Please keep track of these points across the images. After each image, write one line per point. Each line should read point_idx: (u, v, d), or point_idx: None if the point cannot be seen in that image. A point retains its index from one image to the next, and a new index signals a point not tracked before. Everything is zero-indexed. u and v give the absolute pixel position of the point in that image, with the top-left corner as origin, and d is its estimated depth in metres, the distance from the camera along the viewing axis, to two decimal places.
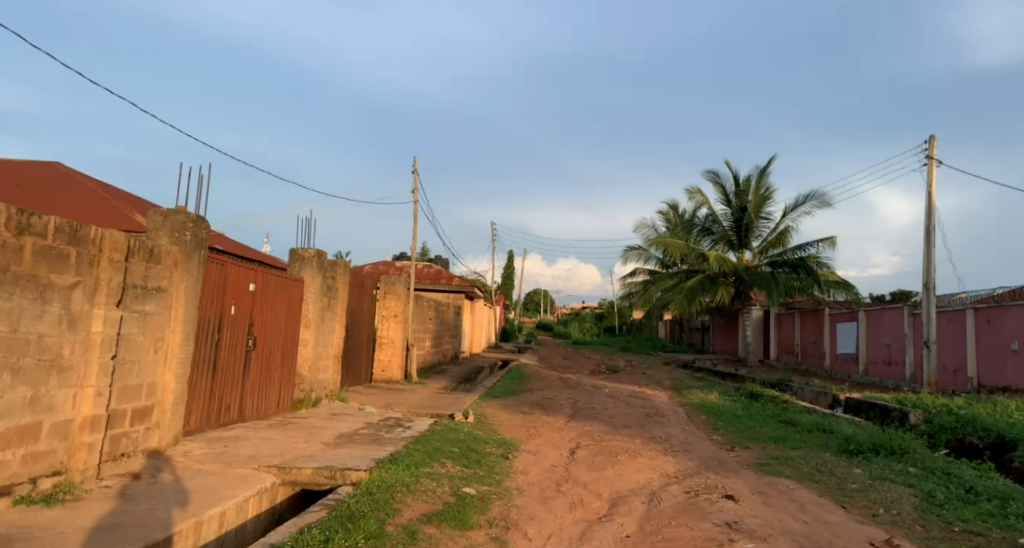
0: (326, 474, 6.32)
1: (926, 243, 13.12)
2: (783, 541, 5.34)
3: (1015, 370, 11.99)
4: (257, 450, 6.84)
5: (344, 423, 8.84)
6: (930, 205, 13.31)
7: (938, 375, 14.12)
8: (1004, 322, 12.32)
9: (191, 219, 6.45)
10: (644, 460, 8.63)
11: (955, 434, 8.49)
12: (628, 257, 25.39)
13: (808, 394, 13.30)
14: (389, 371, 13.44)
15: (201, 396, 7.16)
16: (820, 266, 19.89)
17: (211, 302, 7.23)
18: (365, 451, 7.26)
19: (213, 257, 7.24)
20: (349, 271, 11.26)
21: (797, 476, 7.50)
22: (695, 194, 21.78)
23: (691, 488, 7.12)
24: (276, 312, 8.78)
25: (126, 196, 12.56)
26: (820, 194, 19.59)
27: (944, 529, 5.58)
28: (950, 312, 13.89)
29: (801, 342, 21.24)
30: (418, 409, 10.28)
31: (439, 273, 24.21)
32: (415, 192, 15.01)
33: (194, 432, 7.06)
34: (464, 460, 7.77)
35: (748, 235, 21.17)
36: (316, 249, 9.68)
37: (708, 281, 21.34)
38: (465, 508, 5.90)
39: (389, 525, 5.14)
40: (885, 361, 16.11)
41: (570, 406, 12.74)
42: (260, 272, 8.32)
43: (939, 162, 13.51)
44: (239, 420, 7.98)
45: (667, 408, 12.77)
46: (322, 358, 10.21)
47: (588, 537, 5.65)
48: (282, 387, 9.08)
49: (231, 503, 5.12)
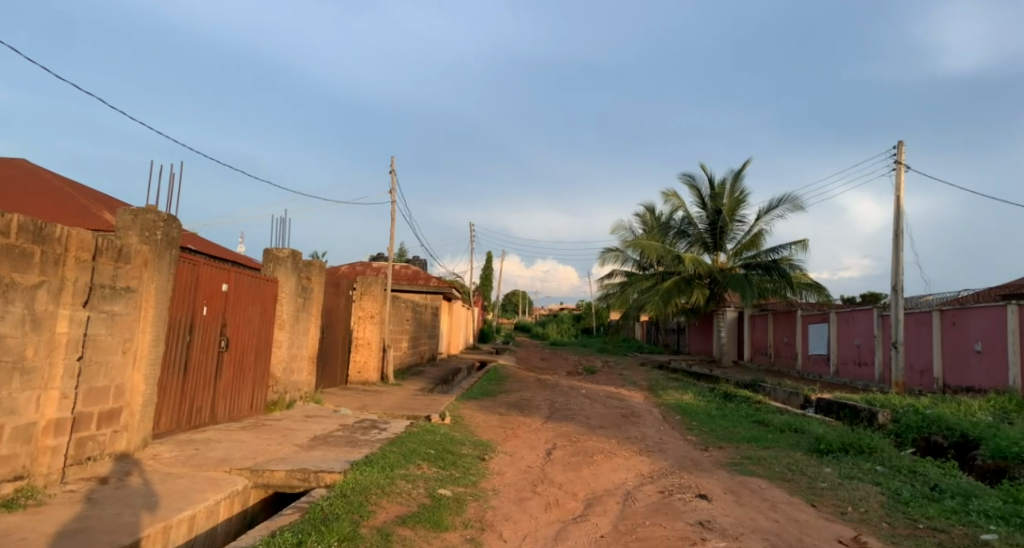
0: (300, 477, 6.24)
1: (895, 246, 13.41)
2: (755, 540, 5.40)
3: (979, 370, 12.32)
4: (229, 452, 6.74)
5: (318, 425, 8.76)
6: (898, 209, 13.60)
7: (906, 376, 14.43)
8: (968, 323, 12.65)
9: (162, 217, 6.35)
10: (619, 460, 8.70)
11: (921, 434, 8.69)
12: (605, 258, 25.52)
13: (780, 394, 13.51)
14: (365, 373, 13.33)
15: (171, 398, 7.03)
16: (792, 268, 20.22)
17: (182, 303, 7.11)
18: (340, 453, 7.20)
19: (185, 257, 7.13)
20: (325, 271, 11.16)
21: (769, 476, 7.61)
22: (671, 197, 21.99)
23: (665, 488, 7.18)
24: (249, 313, 8.66)
25: (96, 195, 12.31)
26: (792, 198, 19.91)
27: (909, 526, 5.70)
28: (917, 313, 14.22)
29: (774, 343, 21.57)
30: (394, 411, 10.24)
31: (417, 273, 24.21)
32: (392, 192, 14.90)
33: (165, 435, 6.94)
34: (439, 462, 7.75)
35: (722, 237, 21.44)
36: (291, 249, 9.61)
37: (683, 283, 21.54)
38: (440, 510, 5.88)
39: (363, 527, 5.11)
40: (855, 362, 16.44)
41: (547, 406, 12.80)
42: (233, 272, 8.21)
43: (907, 167, 13.81)
44: (211, 422, 7.86)
45: (643, 408, 12.91)
46: (297, 359, 10.11)
47: (562, 537, 5.67)
48: (256, 389, 8.96)
49: (201, 507, 5.04)
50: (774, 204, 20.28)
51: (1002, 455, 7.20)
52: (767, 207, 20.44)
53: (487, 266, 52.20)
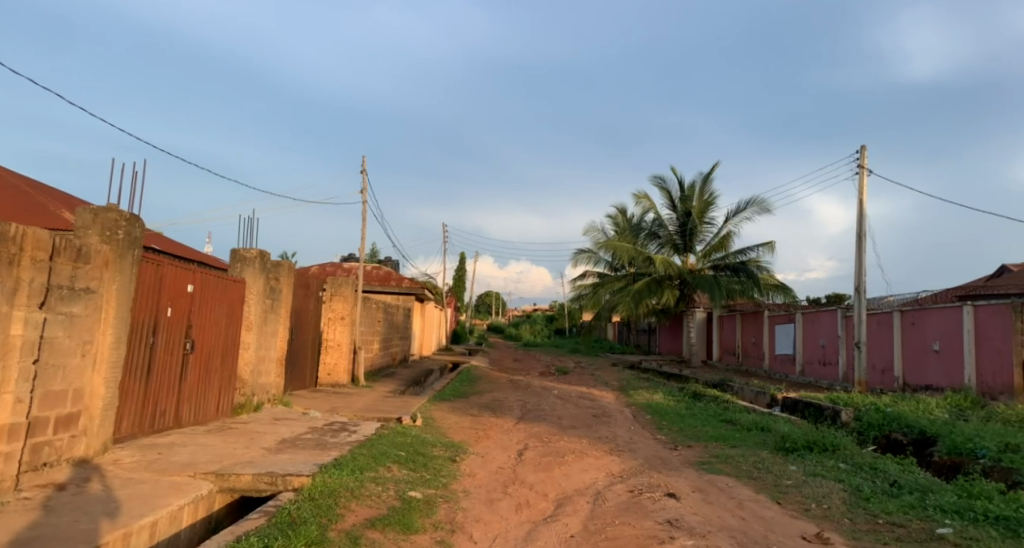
0: (267, 481, 6.14)
1: (858, 248, 13.74)
2: (722, 538, 5.47)
3: (937, 369, 12.68)
4: (194, 457, 6.62)
5: (287, 428, 8.64)
6: (861, 212, 13.94)
7: (869, 375, 14.77)
8: (927, 323, 13.02)
9: (124, 217, 6.21)
10: (590, 460, 8.75)
11: (882, 431, 8.91)
12: (578, 259, 25.62)
13: (748, 393, 13.74)
14: (335, 375, 13.17)
15: (133, 402, 6.87)
16: (759, 269, 20.60)
17: (145, 304, 6.96)
18: (308, 456, 7.10)
19: (148, 257, 6.98)
20: (294, 272, 11.01)
21: (736, 473, 7.74)
22: (643, 199, 22.21)
23: (635, 488, 7.24)
24: (216, 314, 8.51)
25: (54, 193, 11.95)
26: (759, 200, 20.29)
27: (869, 521, 5.85)
28: (879, 314, 14.60)
29: (741, 343, 21.94)
30: (365, 413, 10.13)
31: (389, 274, 23.99)
32: (363, 193, 14.76)
33: (127, 439, 6.78)
34: (410, 464, 7.69)
35: (692, 239, 21.74)
36: (259, 249, 9.49)
37: (655, 283, 21.74)
38: (410, 512, 5.85)
39: (331, 531, 5.04)
40: (820, 361, 16.79)
41: (519, 407, 12.79)
42: (199, 273, 8.06)
43: (869, 171, 14.14)
44: (176, 425, 7.71)
45: (614, 408, 13.00)
46: (264, 361, 9.96)
47: (532, 538, 5.69)
48: (222, 392, 8.80)
49: (164, 512, 4.94)
50: (741, 206, 20.63)
51: (957, 451, 7.43)
52: (735, 209, 20.79)
53: (460, 267, 52.07)
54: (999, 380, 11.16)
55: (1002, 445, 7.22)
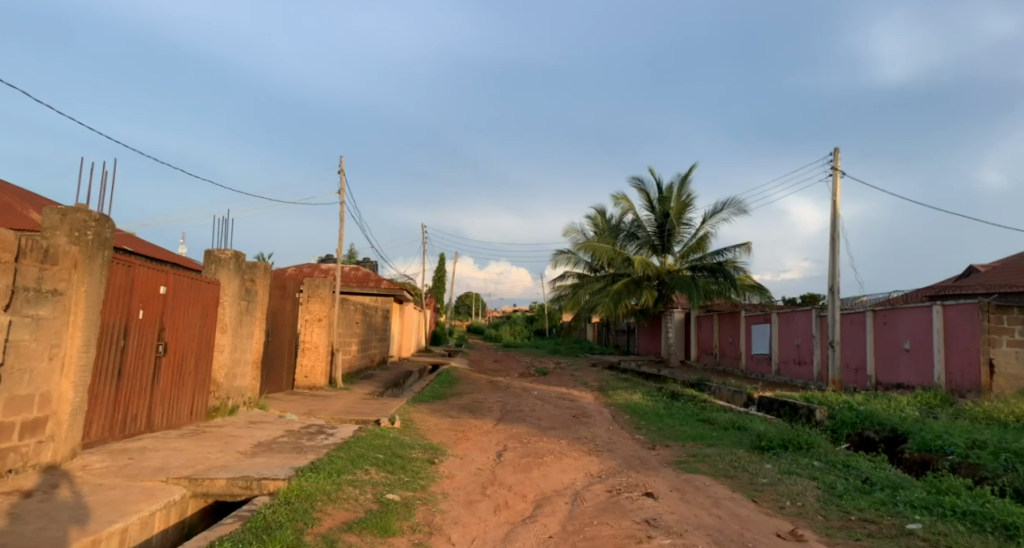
0: (242, 485, 6.07)
1: (831, 249, 13.95)
2: (698, 536, 5.53)
3: (907, 367, 12.95)
4: (167, 461, 6.50)
5: (263, 431, 8.53)
6: (835, 213, 14.16)
7: (842, 374, 15.01)
8: (898, 322, 13.28)
9: (93, 217, 6.08)
10: (569, 460, 8.79)
11: (854, 429, 9.07)
12: (558, 260, 25.66)
13: (725, 392, 13.88)
14: (312, 378, 13.05)
15: (103, 406, 6.73)
16: (736, 270, 20.86)
17: (116, 306, 6.82)
18: (285, 460, 7.02)
19: (119, 258, 6.85)
20: (270, 273, 10.87)
21: (712, 472, 7.82)
22: (621, 200, 22.32)
23: (613, 487, 7.29)
24: (189, 316, 8.37)
25: (20, 192, 11.68)
26: (736, 202, 20.53)
27: (842, 518, 5.94)
28: (852, 313, 14.85)
29: (719, 343, 22.18)
30: (343, 416, 10.04)
31: (367, 275, 23.80)
32: (340, 193, 14.65)
33: (97, 444, 6.63)
34: (388, 466, 7.65)
35: (670, 240, 21.91)
36: (234, 250, 9.38)
37: (633, 283, 21.89)
38: (387, 514, 5.81)
39: (307, 535, 4.99)
40: (795, 360, 17.04)
41: (498, 409, 12.78)
42: (172, 274, 7.93)
43: (843, 173, 14.37)
44: (148, 430, 7.56)
45: (593, 408, 13.02)
46: (240, 364, 9.83)
47: (510, 538, 5.70)
48: (196, 395, 8.66)
49: (134, 519, 4.83)
50: (718, 207, 20.87)
51: (927, 448, 7.58)
52: (712, 210, 21.02)
53: (440, 267, 51.93)
54: (967, 378, 11.41)
55: (969, 441, 7.38)
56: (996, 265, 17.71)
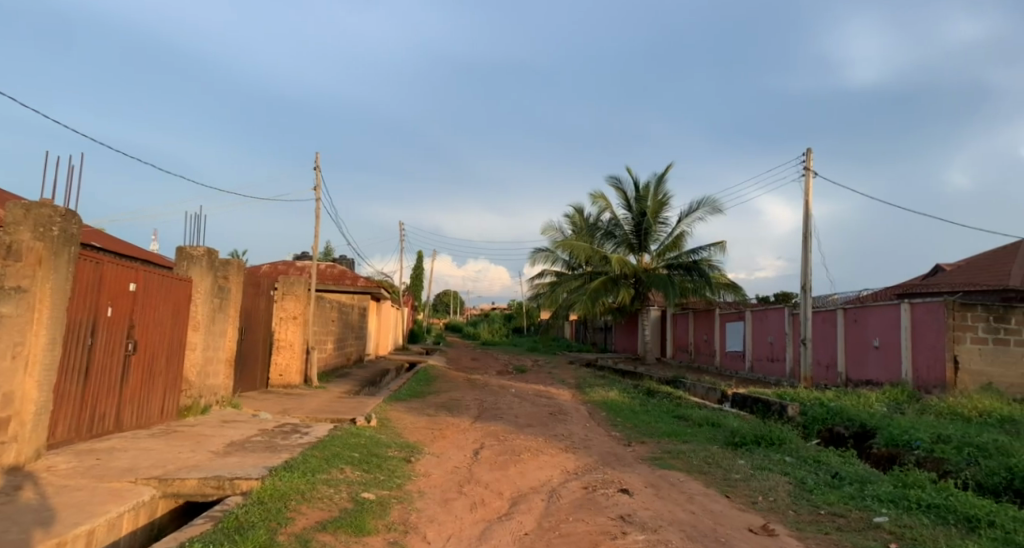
0: (213, 484, 5.98)
1: (804, 248, 14.18)
2: (672, 532, 5.57)
3: (876, 365, 13.25)
4: (136, 462, 6.37)
5: (236, 430, 8.40)
6: (807, 212, 14.39)
7: (814, 371, 15.32)
8: (868, 320, 13.55)
9: (59, 212, 5.94)
10: (546, 457, 8.82)
11: (825, 425, 9.24)
12: (536, 258, 25.66)
13: (699, 390, 14.04)
14: (287, 376, 12.88)
15: (70, 405, 6.58)
16: (711, 268, 21.11)
17: (83, 304, 6.67)
18: (259, 459, 6.93)
19: (86, 255, 6.71)
20: (243, 270, 10.70)
21: (687, 468, 7.90)
22: (599, 199, 22.41)
23: (589, 484, 7.34)
24: (159, 314, 8.21)
25: None
26: (711, 201, 20.74)
27: (812, 512, 6.04)
28: (823, 311, 15.12)
29: (694, 340, 22.40)
30: (318, 414, 9.98)
31: (343, 273, 23.61)
32: (316, 189, 14.50)
33: (62, 445, 6.47)
34: (364, 465, 7.59)
35: (647, 238, 22.08)
36: (207, 247, 9.25)
37: (610, 282, 22.00)
38: (362, 514, 5.77)
39: (281, 534, 4.94)
40: (768, 358, 17.31)
41: (475, 406, 12.79)
42: (141, 272, 7.77)
43: (815, 174, 14.61)
44: (116, 430, 7.40)
45: (570, 406, 13.07)
46: (212, 362, 9.67)
47: (486, 536, 5.69)
48: (167, 394, 8.50)
49: (101, 520, 4.74)
50: (694, 207, 21.07)
51: (894, 443, 7.76)
52: (688, 209, 21.23)
53: (417, 266, 51.66)
54: (932, 374, 11.67)
55: (934, 436, 7.56)
56: (961, 264, 18.17)
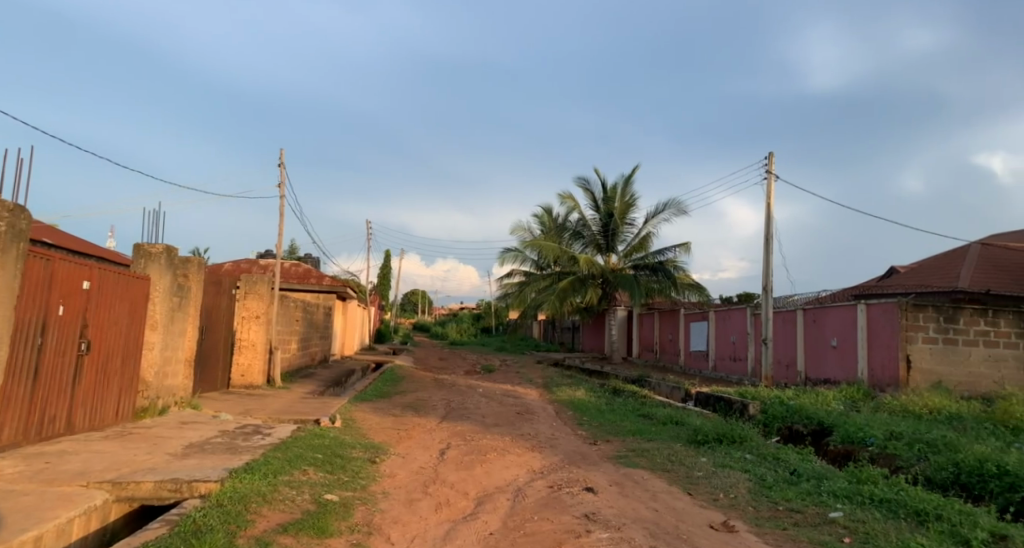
0: (170, 488, 5.82)
1: (766, 249, 14.47)
2: (635, 530, 5.62)
3: (834, 363, 13.60)
4: (88, 465, 6.17)
5: (194, 432, 8.21)
6: (769, 215, 14.70)
7: (774, 370, 15.68)
8: (826, 320, 13.91)
9: (6, 207, 5.73)
10: (512, 456, 8.83)
11: (784, 423, 9.47)
12: (504, 258, 25.67)
13: (664, 388, 14.21)
14: (249, 376, 12.63)
15: (17, 407, 6.34)
16: (676, 269, 21.41)
17: (32, 303, 6.44)
18: (218, 461, 6.79)
19: (36, 251, 6.48)
20: (205, 268, 10.46)
21: (651, 466, 7.99)
22: (568, 199, 22.53)
23: (554, 483, 7.37)
24: (115, 313, 7.97)
25: None
26: (677, 203, 21.04)
27: (770, 508, 6.17)
28: (784, 312, 15.47)
29: (660, 340, 22.66)
30: (281, 415, 9.81)
31: (308, 273, 23.27)
32: (280, 188, 14.26)
33: (8, 448, 6.22)
34: (327, 466, 7.49)
35: (614, 239, 22.30)
36: (165, 245, 9.00)
37: (578, 282, 22.13)
38: (324, 515, 5.69)
39: (239, 537, 4.84)
40: (730, 357, 17.66)
41: (442, 406, 12.73)
42: (96, 269, 7.54)
43: (776, 177, 14.95)
44: (67, 432, 7.16)
45: (537, 405, 13.10)
46: (171, 362, 9.42)
47: (450, 537, 5.67)
48: (122, 396, 8.25)
49: (50, 526, 4.57)
50: (660, 208, 21.36)
51: (849, 439, 7.97)
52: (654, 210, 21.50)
53: (385, 265, 51.34)
54: (887, 373, 12.03)
55: (887, 433, 7.80)
56: (914, 265, 18.82)
